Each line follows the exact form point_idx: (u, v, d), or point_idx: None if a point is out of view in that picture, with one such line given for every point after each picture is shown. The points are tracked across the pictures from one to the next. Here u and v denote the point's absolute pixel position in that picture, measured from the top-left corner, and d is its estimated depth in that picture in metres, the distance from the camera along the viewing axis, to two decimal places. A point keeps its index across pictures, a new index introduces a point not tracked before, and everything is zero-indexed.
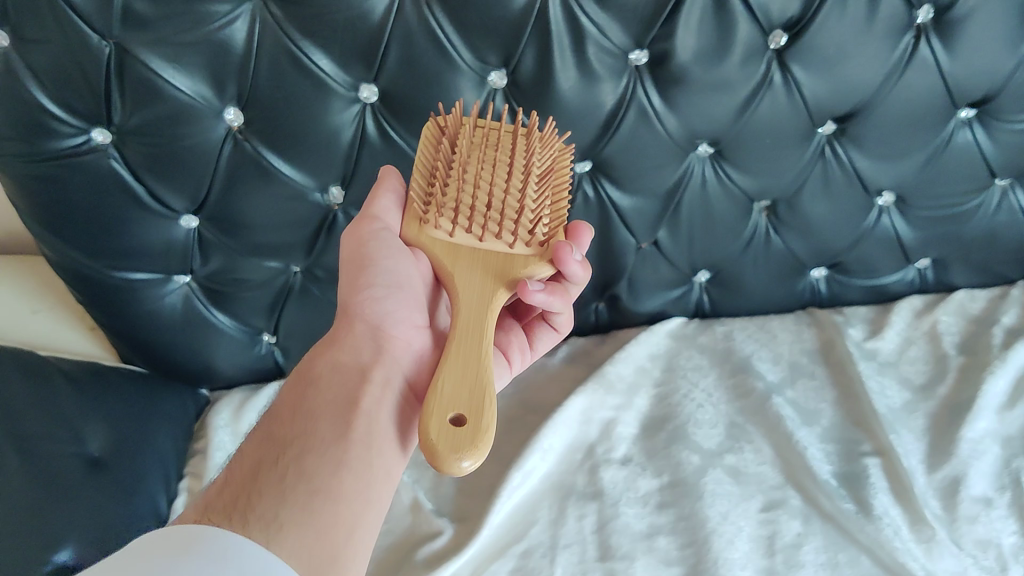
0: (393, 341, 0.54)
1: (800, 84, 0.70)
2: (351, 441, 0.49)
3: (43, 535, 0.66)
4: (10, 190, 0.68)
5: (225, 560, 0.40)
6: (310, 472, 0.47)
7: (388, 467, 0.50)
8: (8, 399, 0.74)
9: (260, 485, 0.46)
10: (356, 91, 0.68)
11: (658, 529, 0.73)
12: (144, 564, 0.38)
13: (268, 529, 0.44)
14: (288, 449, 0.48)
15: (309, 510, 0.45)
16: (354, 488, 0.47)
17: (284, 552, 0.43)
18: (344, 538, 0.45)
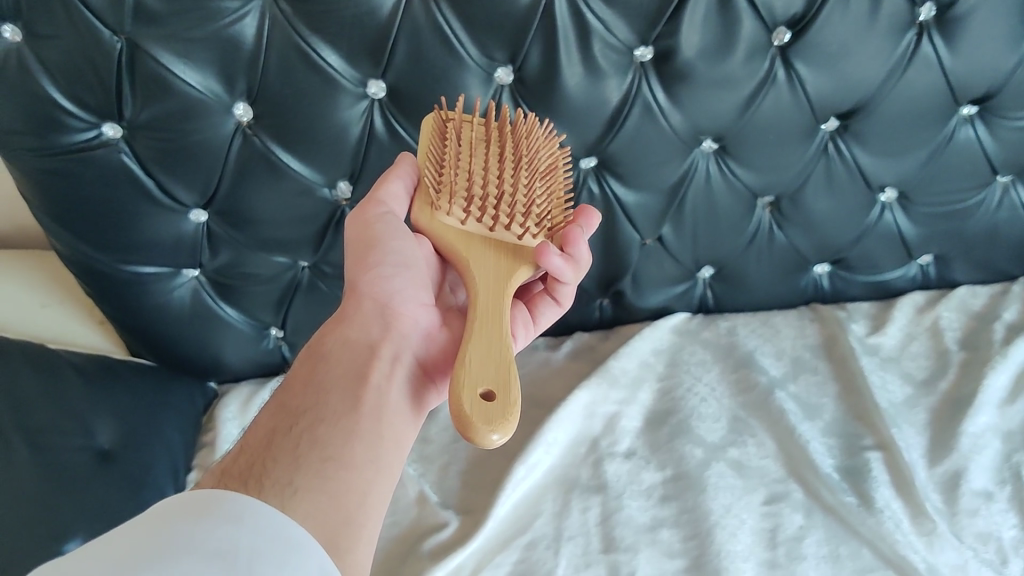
0: (401, 317, 0.55)
1: (804, 81, 0.71)
2: (362, 413, 0.50)
3: (52, 525, 0.67)
4: (22, 184, 0.69)
5: (241, 521, 0.40)
6: (322, 442, 0.48)
7: (398, 440, 0.51)
8: (18, 390, 0.74)
9: (274, 454, 0.47)
10: (364, 87, 0.68)
11: (661, 522, 0.73)
12: (159, 527, 0.39)
13: (283, 493, 0.44)
14: (299, 421, 0.49)
15: (324, 477, 0.46)
16: (366, 458, 0.48)
17: (301, 514, 0.44)
18: (357, 503, 0.46)
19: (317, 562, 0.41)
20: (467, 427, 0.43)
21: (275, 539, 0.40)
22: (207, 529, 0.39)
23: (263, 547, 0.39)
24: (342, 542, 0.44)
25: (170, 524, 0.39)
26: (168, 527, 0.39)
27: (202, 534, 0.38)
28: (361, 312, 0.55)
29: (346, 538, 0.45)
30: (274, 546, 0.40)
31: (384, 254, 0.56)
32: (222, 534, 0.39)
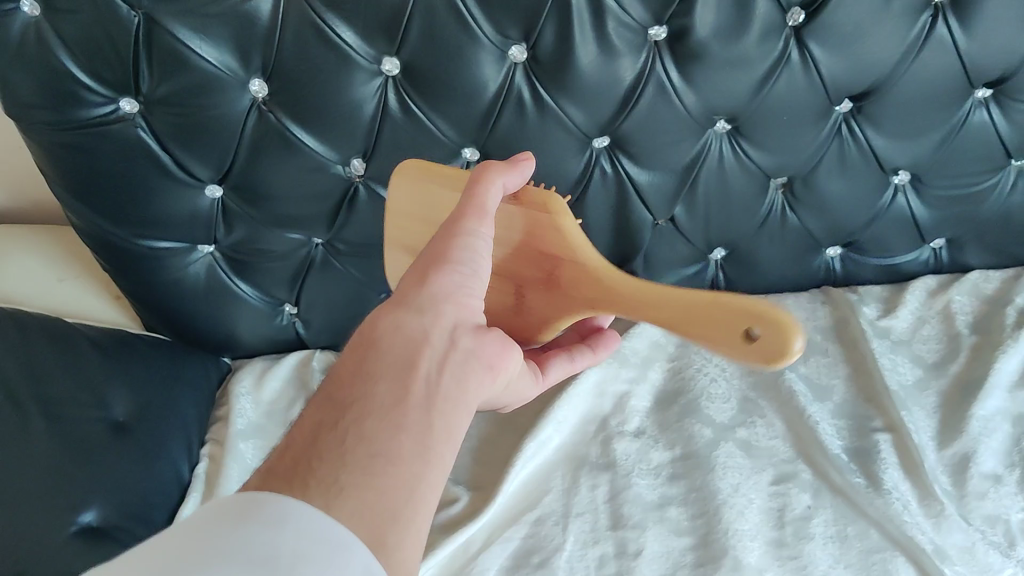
0: (463, 304, 0.47)
1: (818, 61, 0.71)
2: (412, 403, 0.41)
3: (68, 496, 0.68)
4: (41, 158, 0.70)
5: (283, 524, 0.34)
6: (370, 435, 0.40)
7: (451, 433, 0.43)
8: (35, 361, 0.76)
9: (319, 449, 0.39)
10: (379, 64, 0.68)
11: (670, 500, 0.74)
12: (194, 536, 0.33)
13: (326, 487, 0.37)
14: (346, 412, 0.40)
15: (370, 474, 0.38)
16: (416, 452, 0.40)
17: (346, 513, 0.37)
18: (406, 501, 0.39)
19: (363, 562, 0.35)
20: (790, 321, 0.44)
21: (320, 539, 0.34)
22: (246, 533, 0.33)
23: (306, 552, 0.33)
24: (391, 541, 0.37)
25: (204, 534, 0.33)
26: (204, 536, 0.33)
27: (241, 539, 0.33)
28: (424, 296, 0.45)
29: (394, 537, 0.37)
30: (321, 548, 0.34)
31: (457, 250, 0.47)
32: (262, 537, 0.33)
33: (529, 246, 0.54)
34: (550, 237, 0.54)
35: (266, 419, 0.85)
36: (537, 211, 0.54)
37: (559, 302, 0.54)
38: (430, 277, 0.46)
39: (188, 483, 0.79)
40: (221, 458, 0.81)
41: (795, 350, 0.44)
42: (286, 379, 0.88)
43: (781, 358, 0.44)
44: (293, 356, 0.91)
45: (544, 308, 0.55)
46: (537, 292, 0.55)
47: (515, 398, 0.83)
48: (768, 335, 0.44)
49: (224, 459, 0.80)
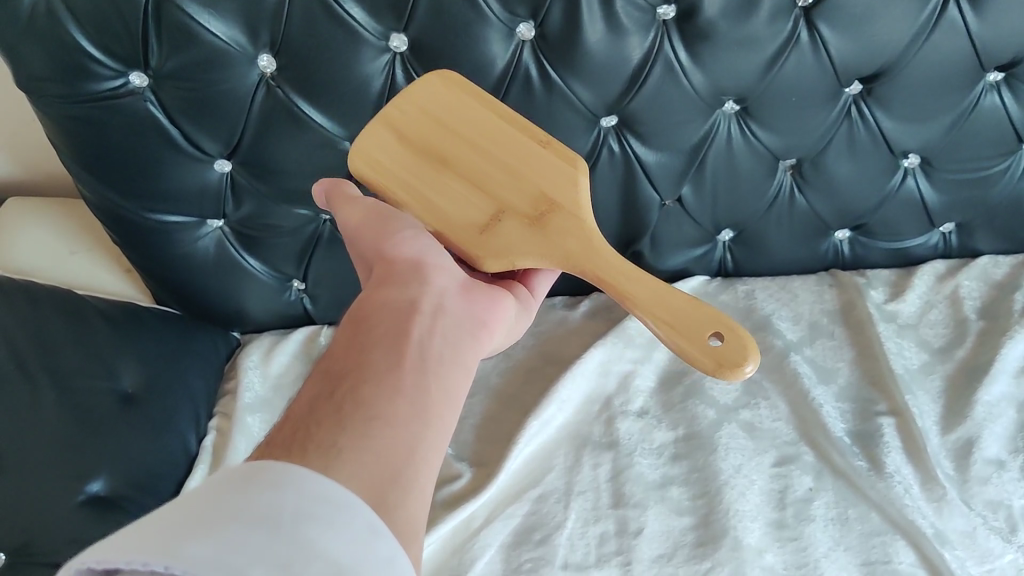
0: (439, 272, 0.49)
1: (827, 42, 0.70)
2: (408, 368, 0.43)
3: (77, 465, 0.69)
4: (52, 131, 0.70)
5: (285, 487, 0.34)
6: (369, 400, 0.41)
7: (448, 395, 0.44)
8: (45, 332, 0.76)
9: (316, 418, 0.40)
10: (386, 40, 0.68)
11: (671, 480, 0.74)
12: (197, 499, 0.33)
13: (325, 450, 0.38)
14: (340, 384, 0.42)
15: (368, 435, 0.39)
16: (414, 413, 0.41)
17: (347, 472, 0.37)
18: (405, 459, 0.39)
19: (366, 520, 0.35)
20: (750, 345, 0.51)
21: (323, 501, 0.34)
22: (249, 498, 0.33)
23: (308, 510, 0.33)
24: (392, 498, 0.37)
25: (209, 497, 0.33)
26: (208, 500, 0.33)
27: (245, 502, 0.33)
28: (400, 273, 0.48)
29: (396, 495, 0.38)
30: (322, 508, 0.34)
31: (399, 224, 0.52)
32: (264, 499, 0.33)
33: (529, 183, 0.56)
34: (557, 185, 0.56)
35: (273, 393, 0.85)
36: (564, 163, 0.57)
37: (529, 241, 0.55)
38: (396, 257, 0.50)
39: (195, 455, 0.80)
40: (228, 431, 0.82)
41: (749, 369, 0.50)
42: (294, 354, 0.89)
43: (734, 368, 0.50)
44: (301, 331, 0.91)
45: (513, 235, 0.55)
46: (514, 221, 0.55)
47: (520, 376, 0.84)
48: (735, 346, 0.50)
49: (232, 433, 0.81)
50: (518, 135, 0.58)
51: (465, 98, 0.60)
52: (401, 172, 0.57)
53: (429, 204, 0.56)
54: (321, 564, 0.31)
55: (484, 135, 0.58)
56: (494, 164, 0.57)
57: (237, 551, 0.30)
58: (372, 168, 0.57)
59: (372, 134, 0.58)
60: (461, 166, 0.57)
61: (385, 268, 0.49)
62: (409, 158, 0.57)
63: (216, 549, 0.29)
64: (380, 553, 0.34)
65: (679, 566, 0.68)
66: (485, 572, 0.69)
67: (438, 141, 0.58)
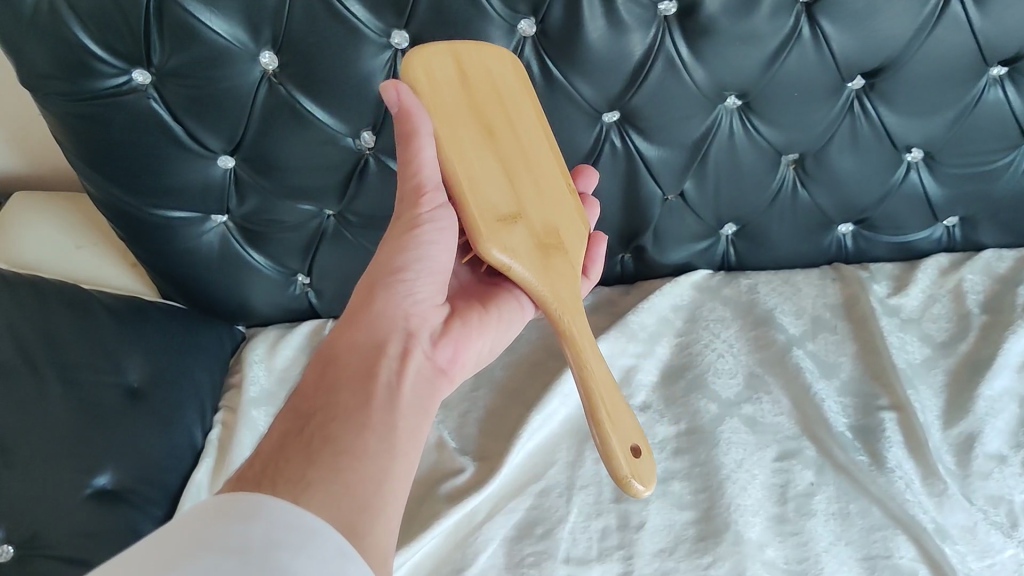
0: (409, 315, 0.53)
1: (829, 38, 0.70)
2: (373, 407, 0.47)
3: (84, 459, 0.70)
4: (56, 128, 0.71)
5: (254, 518, 0.36)
6: (336, 439, 0.45)
7: (412, 433, 0.48)
8: (52, 325, 0.77)
9: (287, 453, 0.44)
10: (387, 37, 0.68)
11: (673, 474, 0.75)
12: (175, 532, 0.35)
13: (296, 482, 0.41)
14: (310, 421, 0.46)
15: (337, 469, 0.43)
16: (381, 448, 0.45)
17: (317, 502, 0.41)
18: (373, 489, 0.43)
19: (337, 544, 0.37)
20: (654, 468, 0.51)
21: (295, 530, 0.36)
22: (224, 528, 0.35)
23: (279, 538, 0.35)
24: (360, 525, 0.41)
25: (181, 531, 0.35)
26: (185, 531, 0.35)
27: (220, 532, 0.35)
28: (372, 315, 0.52)
29: (365, 523, 0.41)
30: (292, 534, 0.36)
31: (409, 257, 0.53)
32: (239, 529, 0.35)
33: (546, 205, 0.56)
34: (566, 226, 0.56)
35: (278, 387, 0.86)
36: (575, 209, 0.58)
37: (533, 255, 0.53)
38: (377, 294, 0.53)
39: (201, 449, 0.81)
40: (233, 425, 0.82)
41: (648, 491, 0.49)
42: (298, 348, 0.90)
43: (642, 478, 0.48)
44: (306, 325, 0.92)
45: (521, 240, 0.53)
46: (527, 230, 0.54)
47: (523, 370, 0.84)
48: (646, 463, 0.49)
49: (238, 426, 0.82)
50: (551, 156, 0.58)
51: (511, 87, 0.59)
52: (451, 113, 0.54)
53: (465, 166, 0.53)
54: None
55: (524, 131, 0.57)
56: (527, 166, 0.56)
57: None
58: (426, 80, 0.54)
59: (434, 53, 0.55)
60: (502, 148, 0.55)
61: (362, 303, 0.53)
62: (461, 104, 0.54)
63: None
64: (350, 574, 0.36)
65: (681, 560, 0.69)
66: (487, 565, 0.70)
67: (490, 109, 0.56)
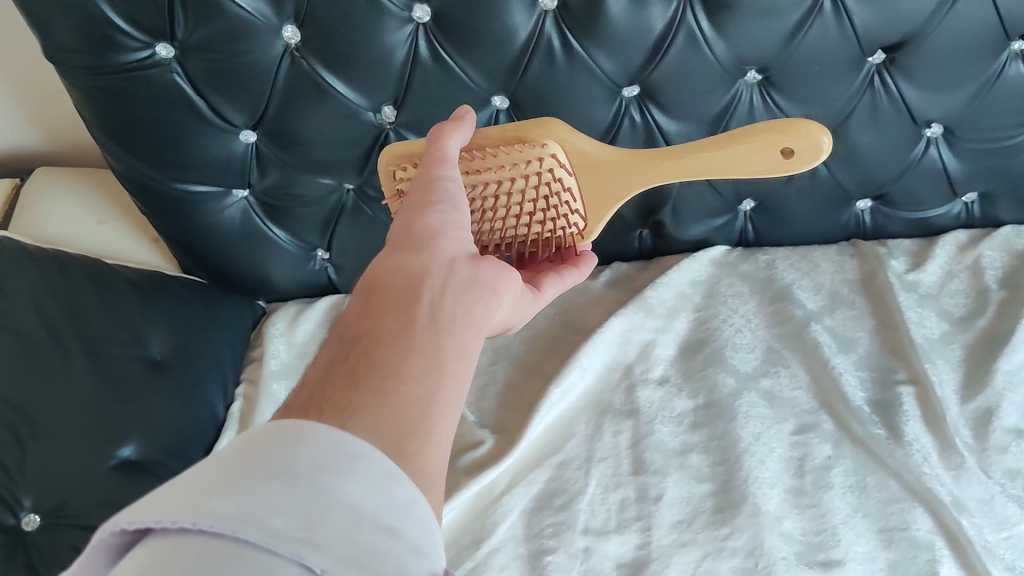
0: (451, 239, 0.47)
1: (851, 13, 0.70)
2: (419, 328, 0.42)
3: (108, 431, 0.71)
4: (79, 101, 0.71)
5: (301, 442, 0.34)
6: (382, 362, 0.40)
7: (463, 355, 0.42)
8: (76, 299, 0.78)
9: (332, 381, 0.39)
10: (410, 11, 0.68)
11: (691, 447, 0.75)
12: (222, 460, 0.33)
13: (341, 408, 0.37)
14: (354, 345, 0.41)
15: (382, 392, 0.38)
16: (428, 371, 0.40)
17: (364, 425, 0.37)
18: (422, 412, 0.39)
19: (383, 466, 0.35)
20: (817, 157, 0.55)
21: (338, 453, 0.34)
22: (267, 454, 0.33)
23: (325, 460, 0.33)
24: (409, 447, 0.37)
25: (227, 459, 0.33)
26: (229, 460, 0.33)
27: (264, 458, 0.33)
28: (418, 236, 0.46)
29: (414, 445, 0.37)
30: (338, 458, 0.34)
31: (440, 194, 0.49)
32: (282, 454, 0.33)
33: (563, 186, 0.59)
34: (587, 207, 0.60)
35: (299, 360, 0.87)
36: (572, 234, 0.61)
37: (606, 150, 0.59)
38: (417, 221, 0.47)
39: (223, 421, 0.82)
40: (255, 398, 0.83)
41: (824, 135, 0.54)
42: (319, 323, 0.90)
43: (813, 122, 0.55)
44: (326, 300, 0.93)
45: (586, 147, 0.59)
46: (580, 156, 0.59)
47: (541, 345, 0.85)
48: (805, 144, 0.54)
49: (259, 399, 0.83)
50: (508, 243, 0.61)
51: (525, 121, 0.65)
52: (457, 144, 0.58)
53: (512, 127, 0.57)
54: (342, 513, 0.31)
55: None
56: None
57: (257, 503, 0.30)
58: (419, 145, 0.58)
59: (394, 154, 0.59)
60: None
61: (399, 233, 0.48)
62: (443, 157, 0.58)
63: (239, 505, 0.30)
64: (400, 496, 0.34)
65: (699, 531, 0.69)
66: (507, 536, 0.71)
67: None
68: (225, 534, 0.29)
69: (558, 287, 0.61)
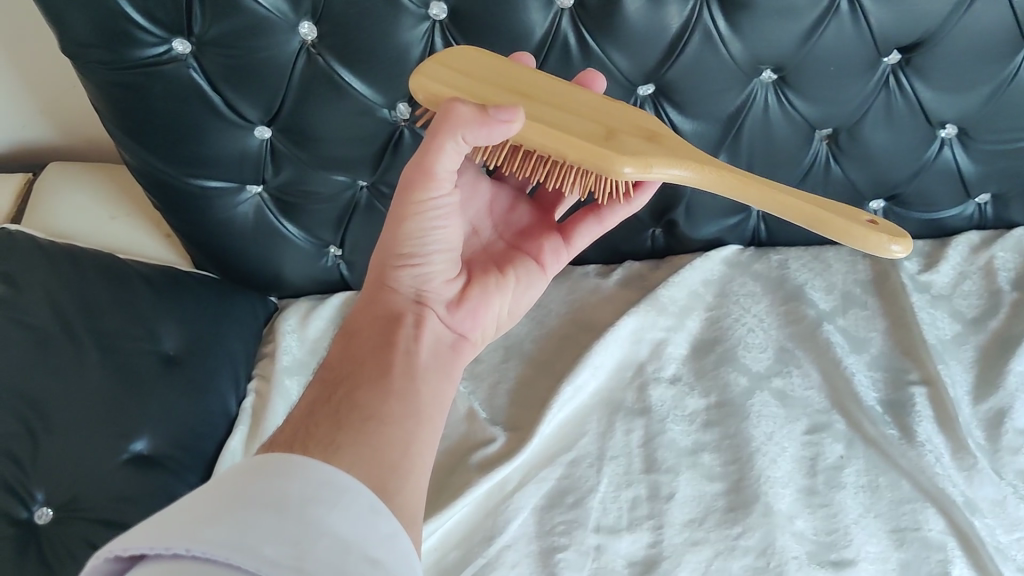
0: (429, 290, 0.56)
1: (867, 12, 0.70)
2: (395, 375, 0.50)
3: (122, 426, 0.71)
4: (94, 95, 0.71)
5: (293, 473, 0.39)
6: (363, 403, 0.48)
7: (433, 397, 0.51)
8: (88, 293, 0.78)
9: (318, 418, 0.47)
10: (426, 8, 0.69)
11: (703, 446, 0.75)
12: (221, 492, 0.37)
13: (327, 446, 0.44)
14: (337, 390, 0.49)
15: (365, 431, 0.46)
16: (406, 413, 0.48)
17: (349, 463, 0.43)
18: (401, 452, 0.46)
19: (369, 500, 0.39)
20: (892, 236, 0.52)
21: (325, 485, 0.39)
22: (263, 486, 0.38)
23: (313, 494, 0.38)
24: (391, 484, 0.43)
25: (227, 490, 0.37)
26: (228, 491, 0.37)
27: (257, 492, 0.37)
28: (390, 293, 0.54)
29: (395, 481, 0.44)
30: (326, 491, 0.38)
31: (417, 245, 0.53)
32: (275, 487, 0.37)
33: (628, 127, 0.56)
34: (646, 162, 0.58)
35: (311, 356, 0.87)
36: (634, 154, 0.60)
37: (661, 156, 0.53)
38: (392, 277, 0.54)
39: (235, 417, 0.82)
40: (267, 394, 0.83)
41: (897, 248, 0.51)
42: (331, 319, 0.91)
43: (891, 243, 0.51)
44: (338, 296, 0.93)
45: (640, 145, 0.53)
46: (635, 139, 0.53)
47: (554, 343, 0.85)
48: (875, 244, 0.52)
49: (271, 395, 0.83)
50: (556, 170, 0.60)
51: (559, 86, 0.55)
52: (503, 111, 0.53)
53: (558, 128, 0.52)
54: (328, 542, 0.35)
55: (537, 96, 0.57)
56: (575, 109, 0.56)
57: (251, 532, 0.34)
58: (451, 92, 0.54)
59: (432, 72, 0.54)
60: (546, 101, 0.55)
61: (377, 280, 0.55)
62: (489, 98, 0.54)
63: (232, 534, 0.33)
64: (383, 528, 0.38)
65: (711, 530, 0.69)
66: (519, 533, 0.71)
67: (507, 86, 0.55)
68: (217, 560, 0.32)
69: (595, 230, 0.65)
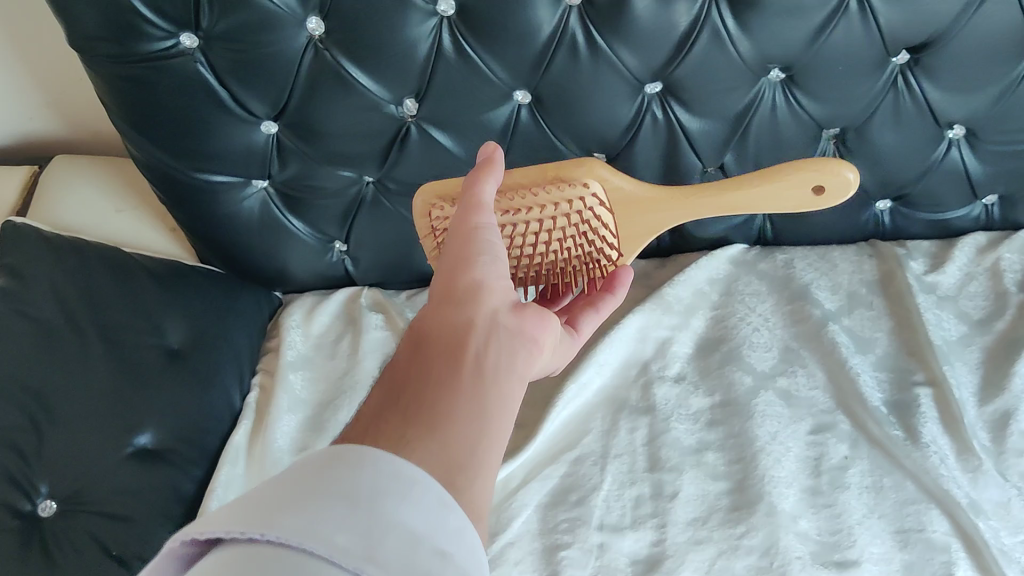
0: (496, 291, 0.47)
1: (877, 12, 0.70)
2: (466, 376, 0.42)
3: (126, 419, 0.71)
4: (101, 88, 0.71)
5: (365, 462, 0.34)
6: (433, 404, 0.40)
7: (505, 406, 0.43)
8: (94, 286, 0.78)
9: (384, 420, 0.39)
10: (435, 4, 0.68)
11: (707, 445, 0.75)
12: (284, 477, 0.33)
13: (393, 442, 0.37)
14: (404, 390, 0.40)
15: (434, 430, 0.38)
16: (476, 416, 0.40)
17: (417, 457, 0.36)
18: (470, 452, 0.39)
19: (441, 495, 0.34)
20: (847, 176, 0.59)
21: (399, 481, 0.34)
22: (331, 473, 0.33)
23: (385, 487, 0.33)
24: (461, 484, 0.37)
25: (290, 476, 0.33)
26: (295, 477, 0.32)
27: (326, 479, 0.32)
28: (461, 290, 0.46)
29: (464, 480, 0.37)
30: (398, 483, 0.33)
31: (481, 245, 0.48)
32: (345, 476, 0.33)
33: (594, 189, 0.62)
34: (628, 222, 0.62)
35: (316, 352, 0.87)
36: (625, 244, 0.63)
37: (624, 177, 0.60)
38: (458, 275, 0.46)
39: (239, 412, 0.82)
40: (271, 388, 0.83)
41: (850, 171, 0.58)
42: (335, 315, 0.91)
43: (842, 164, 0.58)
44: (343, 292, 0.93)
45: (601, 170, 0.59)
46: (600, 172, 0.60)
47: None
48: (836, 182, 0.58)
49: (275, 390, 0.83)
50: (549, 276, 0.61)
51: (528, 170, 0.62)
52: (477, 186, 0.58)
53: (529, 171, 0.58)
54: (400, 536, 0.31)
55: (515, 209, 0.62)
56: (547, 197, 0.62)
57: (323, 520, 0.30)
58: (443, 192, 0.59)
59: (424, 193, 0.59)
60: None
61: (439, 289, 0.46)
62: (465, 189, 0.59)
63: (306, 522, 0.29)
64: (455, 527, 0.34)
65: (714, 529, 0.69)
66: (522, 531, 0.71)
67: None
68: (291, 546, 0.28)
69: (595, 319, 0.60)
